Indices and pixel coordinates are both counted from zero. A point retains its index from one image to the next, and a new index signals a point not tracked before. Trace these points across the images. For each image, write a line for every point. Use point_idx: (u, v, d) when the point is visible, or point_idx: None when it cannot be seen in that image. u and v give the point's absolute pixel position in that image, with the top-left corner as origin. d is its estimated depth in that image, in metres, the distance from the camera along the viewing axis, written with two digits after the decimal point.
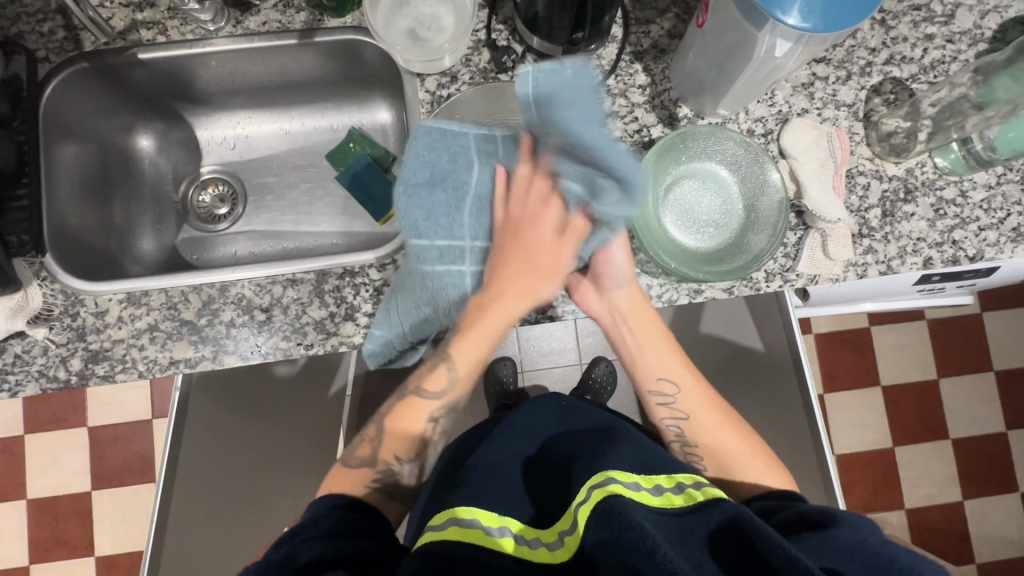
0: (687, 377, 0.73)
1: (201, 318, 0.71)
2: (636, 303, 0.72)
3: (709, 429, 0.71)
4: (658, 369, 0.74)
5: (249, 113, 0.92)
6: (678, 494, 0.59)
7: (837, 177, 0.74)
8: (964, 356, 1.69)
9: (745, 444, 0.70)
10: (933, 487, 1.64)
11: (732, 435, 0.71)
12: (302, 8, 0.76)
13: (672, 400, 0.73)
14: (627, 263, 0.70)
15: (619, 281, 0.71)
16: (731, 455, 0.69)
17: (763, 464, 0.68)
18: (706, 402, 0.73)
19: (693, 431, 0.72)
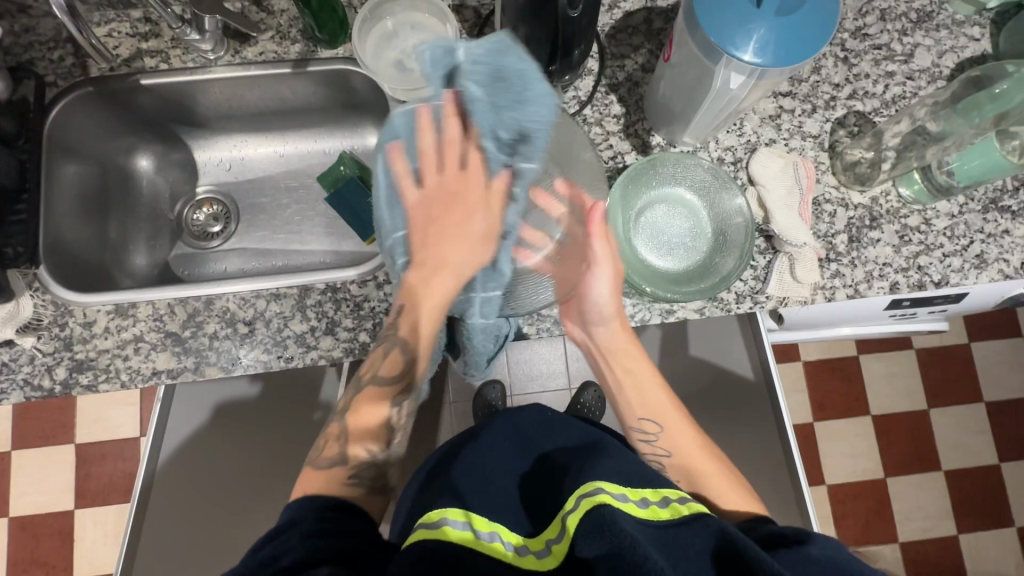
0: (672, 416, 0.73)
1: (186, 330, 0.73)
2: (618, 339, 0.74)
3: (694, 464, 0.69)
4: (642, 407, 0.73)
5: (246, 137, 0.96)
6: (664, 509, 0.59)
7: (804, 203, 0.77)
8: (954, 386, 1.69)
9: (731, 483, 0.67)
10: (927, 520, 1.61)
11: (718, 472, 0.68)
12: (297, 41, 0.81)
13: (655, 437, 0.72)
14: (609, 295, 0.70)
15: (603, 314, 0.72)
16: (719, 490, 0.66)
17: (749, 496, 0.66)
18: (692, 440, 0.71)
19: (677, 466, 0.69)
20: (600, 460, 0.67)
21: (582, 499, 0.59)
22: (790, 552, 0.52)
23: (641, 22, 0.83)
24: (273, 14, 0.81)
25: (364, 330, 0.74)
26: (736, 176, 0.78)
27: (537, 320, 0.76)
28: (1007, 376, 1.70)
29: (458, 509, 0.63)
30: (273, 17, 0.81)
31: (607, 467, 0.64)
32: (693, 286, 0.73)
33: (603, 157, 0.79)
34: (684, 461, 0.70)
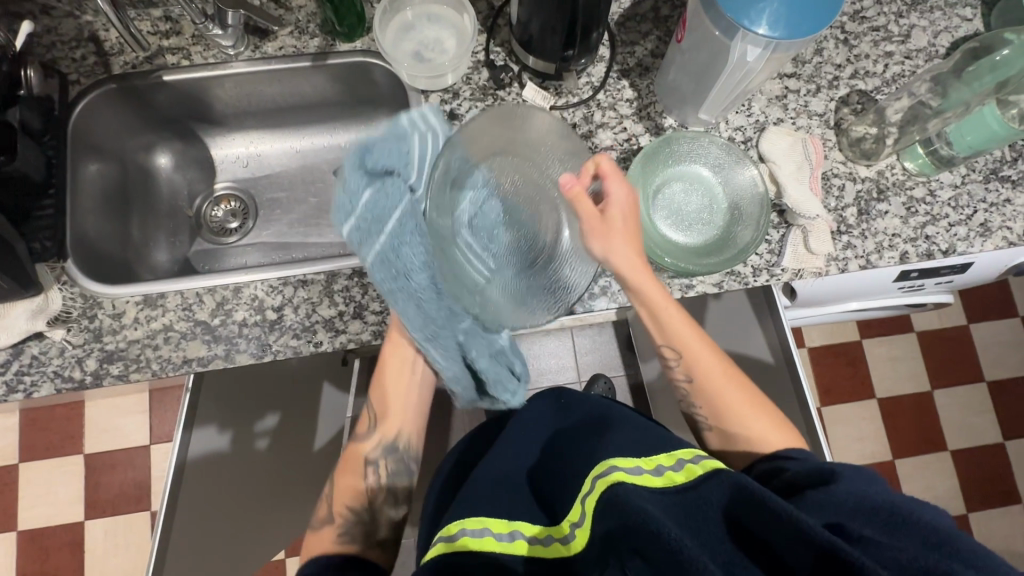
0: (692, 344, 0.72)
1: (215, 318, 0.74)
2: (637, 271, 0.69)
3: (716, 391, 0.71)
4: (664, 339, 0.73)
5: (263, 133, 0.98)
6: (679, 472, 0.59)
7: (814, 180, 0.79)
8: (956, 367, 1.72)
9: (751, 407, 0.71)
10: (936, 501, 1.63)
11: (741, 400, 0.71)
12: (316, 35, 0.83)
13: (675, 364, 0.73)
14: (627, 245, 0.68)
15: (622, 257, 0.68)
16: (735, 419, 0.70)
17: (766, 425, 0.69)
18: (716, 370, 0.72)
19: (698, 392, 0.72)
20: (615, 437, 0.67)
21: (598, 478, 0.61)
22: (811, 497, 0.54)
23: (649, 10, 0.86)
24: (291, 10, 0.83)
25: (392, 313, 0.75)
26: (748, 153, 0.81)
27: None
28: (1007, 356, 1.73)
29: (476, 515, 0.65)
30: (291, 13, 0.83)
31: (621, 444, 0.65)
32: (699, 256, 0.75)
33: (617, 140, 0.81)
34: (706, 390, 0.72)
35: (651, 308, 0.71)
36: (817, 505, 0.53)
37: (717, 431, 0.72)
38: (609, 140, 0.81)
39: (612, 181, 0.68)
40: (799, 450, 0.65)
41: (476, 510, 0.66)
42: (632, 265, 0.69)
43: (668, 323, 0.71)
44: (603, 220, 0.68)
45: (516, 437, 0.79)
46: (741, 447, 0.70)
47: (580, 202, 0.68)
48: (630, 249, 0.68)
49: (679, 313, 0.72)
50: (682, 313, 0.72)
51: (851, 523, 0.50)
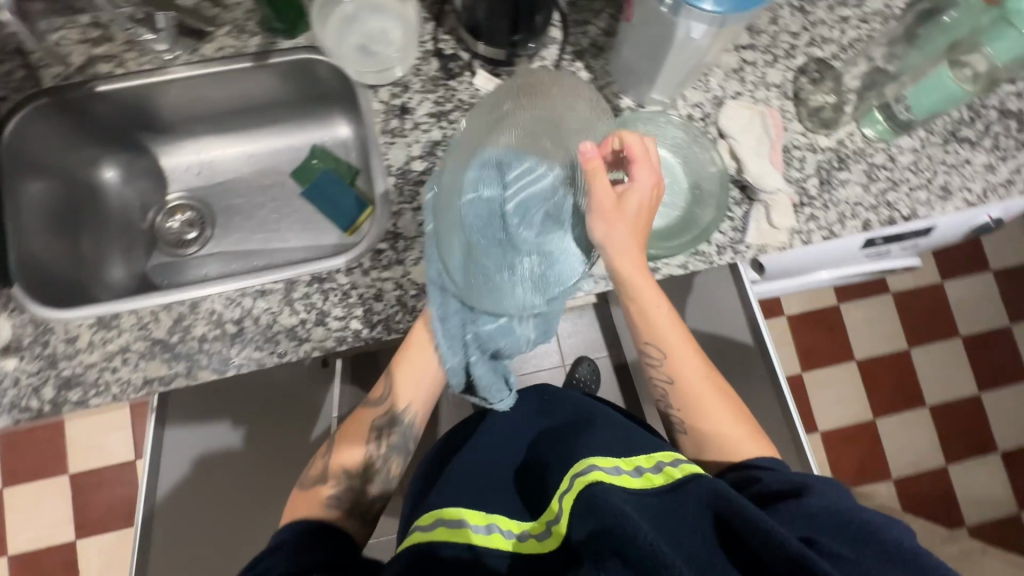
0: (676, 343, 0.71)
1: (174, 335, 0.72)
2: (628, 259, 0.67)
3: (695, 393, 0.71)
4: (649, 335, 0.71)
5: (213, 139, 0.95)
6: (657, 474, 0.60)
7: (773, 153, 0.78)
8: (931, 324, 1.75)
9: (727, 410, 0.71)
10: (917, 456, 1.68)
11: (719, 403, 0.71)
12: (256, 33, 0.79)
13: (658, 364, 0.72)
14: (626, 231, 0.66)
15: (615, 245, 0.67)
16: (712, 423, 0.70)
17: (737, 431, 0.69)
18: (697, 374, 0.72)
19: (677, 393, 0.71)
20: (596, 437, 0.68)
21: (576, 477, 0.61)
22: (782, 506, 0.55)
23: None
24: (227, 8, 0.79)
25: (355, 317, 0.74)
26: (706, 131, 0.80)
27: None
28: (980, 309, 1.77)
29: (455, 507, 0.66)
30: (228, 11, 0.79)
31: (600, 445, 0.66)
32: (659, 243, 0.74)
33: None
34: (684, 394, 0.71)
35: (641, 303, 0.69)
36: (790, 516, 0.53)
37: (692, 431, 0.71)
38: None
39: (636, 163, 0.67)
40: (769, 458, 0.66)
41: (456, 502, 0.67)
42: (625, 255, 0.67)
43: (653, 318, 0.71)
44: (615, 202, 0.66)
45: (500, 434, 0.79)
46: (713, 449, 0.70)
47: (597, 179, 0.66)
48: (628, 238, 0.67)
49: (668, 310, 0.71)
50: (670, 313, 0.71)
51: (825, 539, 0.51)
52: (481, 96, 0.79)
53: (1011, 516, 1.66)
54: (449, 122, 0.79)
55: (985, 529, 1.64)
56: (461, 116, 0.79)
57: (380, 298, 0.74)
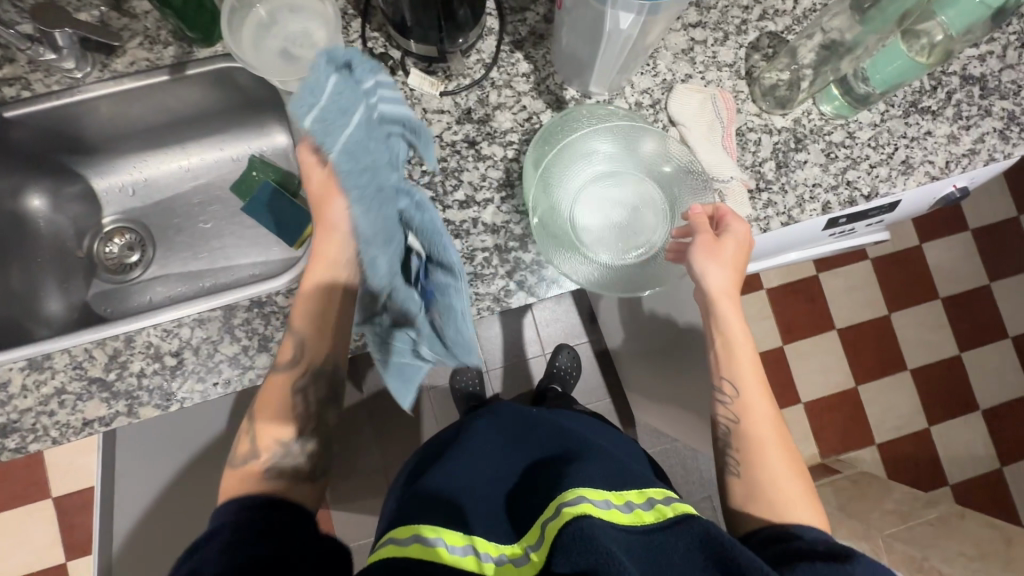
0: (759, 391, 0.70)
1: (110, 373, 0.69)
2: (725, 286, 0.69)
3: (761, 441, 0.68)
4: (728, 370, 0.70)
5: (145, 155, 0.90)
6: (648, 511, 0.61)
7: (727, 138, 0.75)
8: (911, 288, 1.74)
9: (789, 473, 0.67)
10: (899, 419, 1.69)
11: (780, 457, 0.68)
12: (169, 43, 0.74)
13: (729, 403, 0.70)
14: (722, 270, 0.68)
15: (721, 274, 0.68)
16: (773, 474, 0.67)
17: (793, 494, 0.66)
18: (769, 427, 0.70)
19: (742, 436, 0.69)
20: (585, 467, 0.67)
21: (562, 506, 0.59)
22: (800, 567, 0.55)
23: None
24: (137, 17, 0.73)
25: None
26: (656, 119, 0.76)
27: (476, 302, 0.73)
28: (959, 270, 1.75)
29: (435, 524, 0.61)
30: (137, 21, 0.73)
31: (589, 472, 0.64)
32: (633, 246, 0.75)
33: (518, 120, 0.76)
34: (751, 443, 0.69)
35: (729, 338, 0.70)
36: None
37: (748, 476, 0.68)
38: (508, 122, 0.76)
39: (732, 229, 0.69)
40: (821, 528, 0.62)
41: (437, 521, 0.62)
42: (724, 291, 0.69)
43: (731, 360, 0.70)
44: (716, 240, 0.68)
45: (488, 456, 0.77)
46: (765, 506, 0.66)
47: (696, 218, 0.69)
48: (732, 284, 0.70)
49: (755, 367, 0.70)
50: (754, 363, 0.71)
51: None
52: (417, 96, 0.75)
53: (993, 472, 1.68)
54: None
55: (967, 487, 1.66)
56: None
57: None
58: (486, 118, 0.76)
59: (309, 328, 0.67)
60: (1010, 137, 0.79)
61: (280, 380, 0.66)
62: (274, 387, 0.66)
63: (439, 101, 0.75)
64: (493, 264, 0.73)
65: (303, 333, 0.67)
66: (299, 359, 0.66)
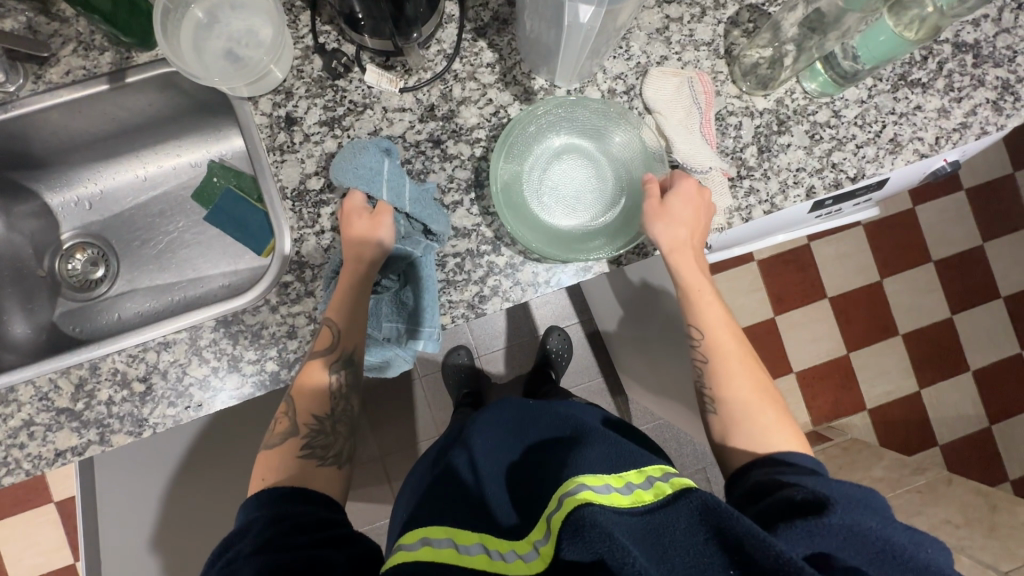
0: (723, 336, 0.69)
1: (78, 403, 0.68)
2: (680, 235, 0.66)
3: (732, 378, 0.68)
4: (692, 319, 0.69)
5: (98, 166, 0.85)
6: (648, 490, 0.56)
7: (705, 126, 0.71)
8: (903, 252, 1.72)
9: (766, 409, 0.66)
10: (891, 384, 1.70)
11: (753, 394, 0.67)
12: (105, 48, 0.69)
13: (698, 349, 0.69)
14: (675, 221, 0.66)
15: (679, 224, 0.66)
16: (746, 411, 0.66)
17: (768, 424, 0.65)
18: (741, 368, 0.68)
19: (712, 378, 0.68)
20: (586, 453, 0.63)
21: (564, 496, 0.55)
22: (804, 523, 0.49)
23: None
24: (67, 22, 0.68)
25: (270, 358, 0.69)
26: (630, 107, 0.72)
27: (449, 310, 0.70)
28: (952, 232, 1.73)
29: (437, 526, 0.58)
30: (68, 25, 0.68)
31: (591, 460, 0.61)
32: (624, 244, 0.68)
33: (484, 115, 0.71)
34: (721, 385, 0.68)
35: (688, 286, 0.69)
36: (808, 533, 0.48)
37: (723, 415, 0.67)
38: (474, 118, 0.71)
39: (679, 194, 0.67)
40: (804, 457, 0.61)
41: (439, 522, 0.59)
42: (680, 242, 0.67)
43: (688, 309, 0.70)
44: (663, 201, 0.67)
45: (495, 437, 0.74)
46: (743, 441, 0.66)
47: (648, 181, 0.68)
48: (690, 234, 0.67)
49: (715, 306, 0.70)
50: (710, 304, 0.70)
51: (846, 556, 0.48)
52: (375, 94, 0.71)
53: (982, 431, 1.70)
54: (343, 129, 0.70)
55: (957, 446, 1.69)
56: (355, 121, 0.70)
57: (293, 335, 0.69)
58: (450, 115, 0.71)
59: (311, 397, 0.65)
60: (1004, 107, 0.75)
61: (278, 455, 0.63)
62: (271, 462, 0.62)
63: (399, 98, 0.71)
64: (466, 270, 0.71)
65: (310, 396, 0.65)
66: (303, 421, 0.64)
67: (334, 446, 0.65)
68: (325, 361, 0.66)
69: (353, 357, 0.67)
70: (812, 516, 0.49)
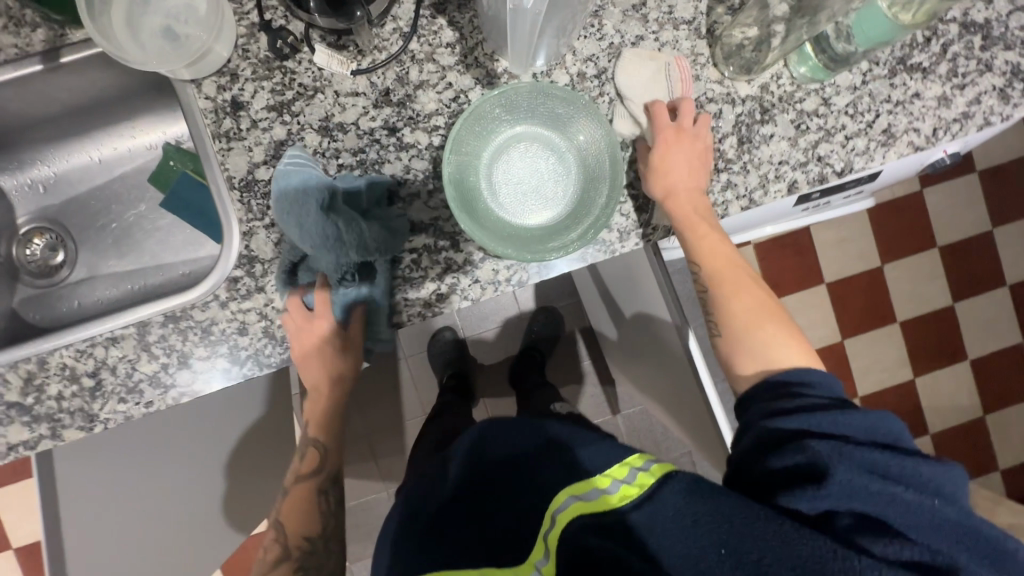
0: (733, 262, 0.65)
1: (28, 397, 0.67)
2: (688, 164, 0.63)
3: (743, 305, 0.64)
4: (704, 252, 0.64)
5: (49, 148, 0.82)
6: (633, 483, 0.51)
7: (681, 88, 0.66)
8: (908, 237, 1.65)
9: (778, 329, 0.62)
10: (885, 372, 1.66)
11: (769, 318, 0.63)
12: (37, 25, 0.64)
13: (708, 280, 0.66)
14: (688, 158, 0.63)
15: (683, 159, 0.63)
16: (759, 337, 0.62)
17: (772, 338, 0.62)
18: (755, 293, 0.65)
19: (718, 303, 0.65)
20: (576, 456, 0.57)
21: (556, 512, 0.52)
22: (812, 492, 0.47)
23: None
24: None
25: (220, 355, 0.67)
26: (600, 93, 0.67)
27: (405, 308, 0.68)
28: (961, 217, 1.66)
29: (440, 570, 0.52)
30: None
31: (578, 463, 0.56)
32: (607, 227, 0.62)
33: (443, 100, 0.67)
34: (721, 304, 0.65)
35: (694, 215, 0.64)
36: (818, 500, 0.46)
37: (724, 333, 0.64)
38: (432, 103, 0.67)
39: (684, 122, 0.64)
40: (816, 374, 0.57)
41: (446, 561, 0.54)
42: (687, 171, 0.63)
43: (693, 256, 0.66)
44: (673, 134, 0.64)
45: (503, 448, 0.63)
46: (745, 359, 0.62)
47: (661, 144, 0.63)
48: (690, 163, 0.64)
49: (718, 235, 0.64)
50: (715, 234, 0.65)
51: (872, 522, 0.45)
52: (326, 76, 0.66)
53: (976, 420, 1.67)
54: (292, 114, 0.66)
55: (949, 436, 1.67)
56: (305, 106, 0.66)
57: (244, 331, 0.67)
58: (407, 99, 0.67)
59: (302, 516, 0.72)
60: (1011, 96, 0.69)
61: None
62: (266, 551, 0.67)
63: (352, 81, 0.66)
64: (422, 266, 0.67)
65: (295, 512, 0.72)
66: (294, 544, 0.71)
67: (324, 566, 0.72)
68: (310, 482, 0.74)
69: (337, 475, 0.77)
70: (814, 485, 0.47)
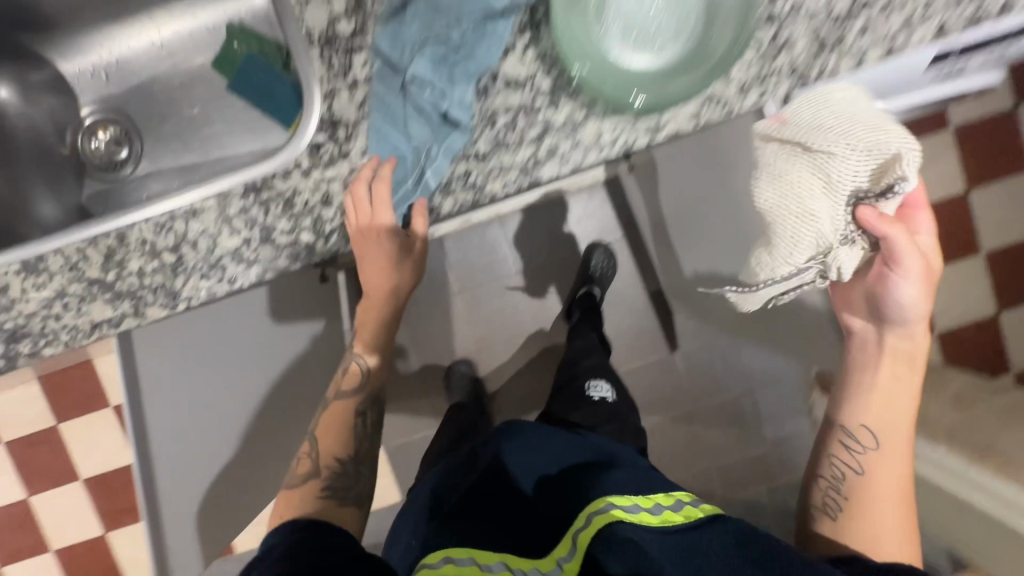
0: (896, 443, 0.69)
1: (109, 273, 0.64)
2: (918, 340, 0.67)
3: (877, 496, 0.69)
4: (864, 418, 0.69)
5: (109, 30, 0.78)
6: (677, 511, 0.58)
7: (913, 208, 0.65)
8: (997, 160, 1.52)
9: (903, 526, 0.68)
10: (965, 308, 1.55)
11: (892, 507, 0.68)
12: None
13: (859, 451, 0.70)
14: (915, 297, 0.63)
15: (907, 313, 0.65)
16: (880, 528, 0.67)
17: (891, 526, 0.67)
18: (897, 492, 0.69)
19: (859, 486, 0.70)
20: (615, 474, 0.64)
21: (592, 514, 0.58)
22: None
23: None
24: None
25: (304, 230, 0.63)
26: None
27: (500, 175, 0.62)
28: None
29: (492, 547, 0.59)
30: None
31: (615, 481, 0.62)
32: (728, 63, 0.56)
33: None
34: (872, 470, 0.69)
35: (897, 380, 0.69)
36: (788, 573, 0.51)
37: (855, 504, 0.69)
38: None
39: (916, 207, 0.65)
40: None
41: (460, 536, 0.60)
42: (896, 350, 0.68)
43: (849, 287, 0.68)
44: (926, 267, 0.63)
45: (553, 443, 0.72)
46: (880, 522, 0.67)
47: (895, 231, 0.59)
48: (926, 298, 0.64)
49: (907, 409, 0.69)
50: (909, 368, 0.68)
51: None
52: None
53: None
54: None
55: None
56: None
57: (328, 203, 0.63)
58: None
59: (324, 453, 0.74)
60: None
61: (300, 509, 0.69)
62: (295, 499, 0.70)
63: None
64: (519, 128, 0.61)
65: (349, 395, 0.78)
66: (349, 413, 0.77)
67: (353, 487, 0.74)
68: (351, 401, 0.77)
69: (378, 397, 0.79)
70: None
